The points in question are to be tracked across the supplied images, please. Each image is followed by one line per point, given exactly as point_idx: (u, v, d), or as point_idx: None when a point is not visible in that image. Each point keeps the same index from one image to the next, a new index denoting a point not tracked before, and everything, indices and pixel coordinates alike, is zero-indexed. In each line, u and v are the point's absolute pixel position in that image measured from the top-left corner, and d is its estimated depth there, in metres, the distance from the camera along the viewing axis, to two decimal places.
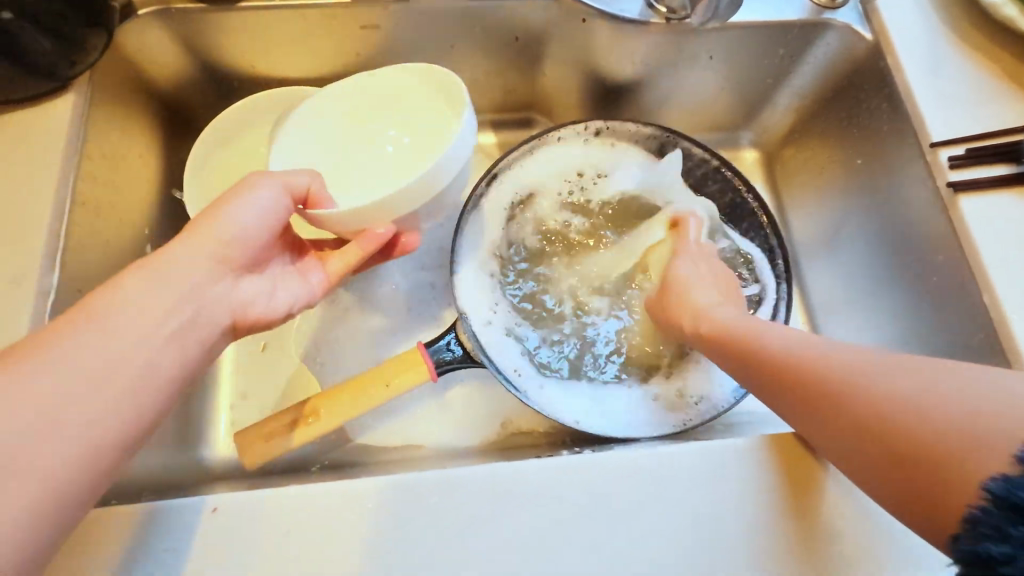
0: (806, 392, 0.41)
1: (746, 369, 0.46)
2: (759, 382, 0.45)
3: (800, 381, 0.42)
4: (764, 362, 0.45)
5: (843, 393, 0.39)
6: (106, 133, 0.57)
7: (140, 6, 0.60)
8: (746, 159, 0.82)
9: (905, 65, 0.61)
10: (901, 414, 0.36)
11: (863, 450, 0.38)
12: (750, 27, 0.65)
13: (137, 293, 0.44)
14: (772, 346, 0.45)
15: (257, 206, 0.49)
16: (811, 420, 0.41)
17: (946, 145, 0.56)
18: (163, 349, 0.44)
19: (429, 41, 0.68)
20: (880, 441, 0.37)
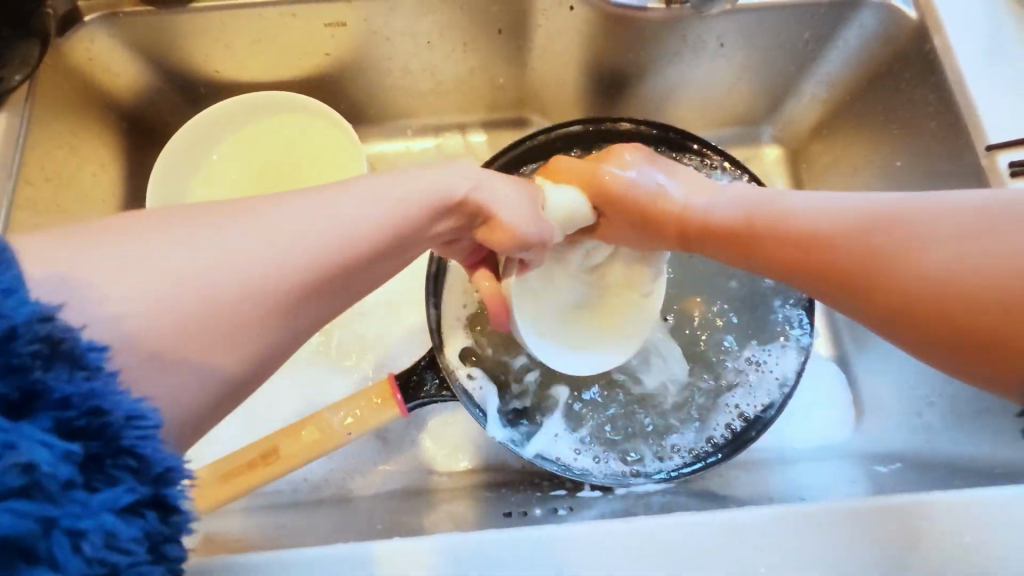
0: (821, 262, 0.43)
1: (775, 260, 0.45)
2: (785, 271, 0.45)
3: (822, 269, 0.43)
4: (776, 248, 0.45)
5: (866, 255, 0.41)
6: (47, 155, 0.54)
7: (83, 13, 0.55)
8: (769, 156, 0.71)
9: (957, 51, 0.51)
10: (910, 265, 0.39)
11: (874, 306, 0.41)
12: (769, 8, 0.56)
13: (373, 184, 0.37)
14: (754, 211, 0.47)
15: (507, 196, 0.45)
16: (825, 290, 0.43)
17: (1007, 148, 0.47)
18: (399, 242, 0.37)
19: (402, 38, 0.62)
20: (879, 298, 0.41)
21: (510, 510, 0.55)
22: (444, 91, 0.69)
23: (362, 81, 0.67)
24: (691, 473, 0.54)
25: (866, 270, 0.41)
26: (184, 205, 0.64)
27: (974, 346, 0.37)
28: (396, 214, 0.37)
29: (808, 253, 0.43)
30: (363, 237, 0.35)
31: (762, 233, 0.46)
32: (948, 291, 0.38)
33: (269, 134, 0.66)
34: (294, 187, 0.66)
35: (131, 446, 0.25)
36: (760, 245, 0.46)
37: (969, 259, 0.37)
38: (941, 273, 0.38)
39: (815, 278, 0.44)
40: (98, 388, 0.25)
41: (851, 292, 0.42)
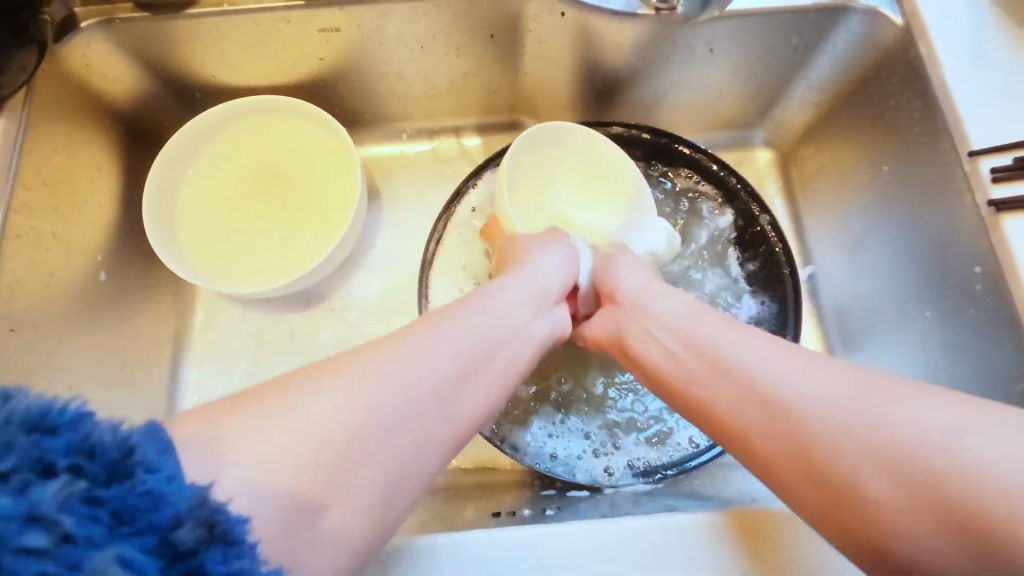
0: (764, 477, 0.37)
1: (713, 422, 0.39)
2: (721, 442, 0.39)
3: (753, 461, 0.37)
4: (724, 415, 0.38)
5: (830, 464, 0.33)
6: (45, 159, 0.55)
7: (81, 19, 0.56)
8: (760, 160, 0.72)
9: (941, 58, 0.52)
10: (870, 489, 0.32)
11: (824, 522, 0.34)
12: (758, 14, 0.57)
13: (465, 316, 0.41)
14: (717, 361, 0.40)
15: (558, 260, 0.50)
16: (765, 471, 0.36)
17: (990, 154, 0.48)
18: (488, 363, 0.40)
19: (395, 43, 0.62)
20: (830, 504, 0.34)
21: (500, 508, 0.56)
22: (438, 95, 0.70)
23: (357, 85, 0.68)
24: (677, 476, 0.54)
25: (828, 474, 0.34)
26: (180, 205, 0.65)
27: (945, 572, 0.30)
28: (491, 335, 0.41)
29: (762, 427, 0.36)
30: (458, 362, 0.38)
31: (719, 384, 0.39)
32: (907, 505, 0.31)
33: (266, 136, 0.67)
34: (289, 189, 0.66)
35: (198, 554, 0.25)
36: (710, 403, 0.39)
37: (948, 475, 0.31)
38: (907, 469, 0.31)
39: (754, 466, 0.37)
40: (150, 498, 0.26)
41: (802, 499, 0.35)
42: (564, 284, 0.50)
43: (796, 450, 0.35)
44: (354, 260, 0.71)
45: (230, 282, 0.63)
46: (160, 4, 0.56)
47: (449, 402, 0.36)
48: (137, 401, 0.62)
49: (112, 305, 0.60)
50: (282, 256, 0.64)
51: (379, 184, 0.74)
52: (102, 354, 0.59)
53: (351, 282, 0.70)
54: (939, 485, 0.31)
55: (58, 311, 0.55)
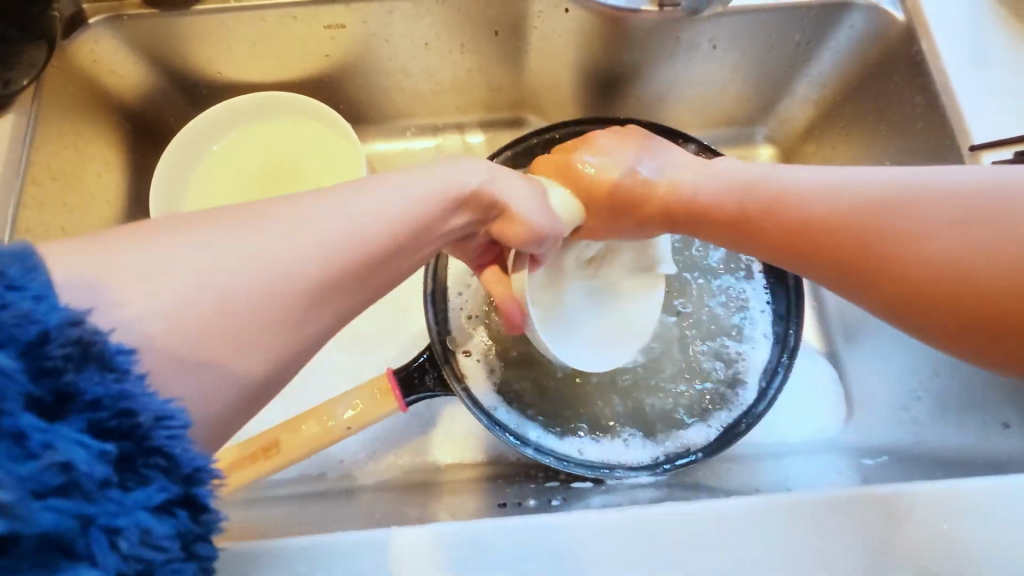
0: (827, 257, 0.45)
1: (750, 235, 0.48)
2: (772, 249, 0.47)
3: (831, 266, 0.45)
4: (774, 226, 0.47)
5: (851, 241, 0.43)
6: (53, 154, 0.55)
7: (89, 15, 0.56)
8: (762, 156, 0.72)
9: (942, 54, 0.52)
10: (899, 251, 0.42)
11: (869, 285, 0.43)
12: (761, 10, 0.57)
13: (399, 180, 0.38)
14: (765, 196, 0.47)
15: (531, 200, 0.47)
16: (844, 267, 0.44)
17: (991, 148, 0.48)
18: (411, 246, 0.38)
19: (400, 40, 0.63)
20: (874, 283, 0.43)
21: (505, 500, 0.57)
22: (442, 92, 0.70)
23: (362, 82, 0.68)
24: (681, 466, 0.55)
25: (864, 249, 0.43)
26: (185, 200, 0.65)
27: (970, 322, 0.40)
28: (408, 214, 0.37)
29: (795, 228, 0.46)
30: (378, 239, 0.35)
31: (766, 212, 0.47)
32: (941, 275, 0.40)
33: (271, 135, 0.68)
34: (294, 185, 0.67)
35: (160, 446, 0.25)
36: (757, 215, 0.47)
37: (931, 246, 0.41)
38: (962, 251, 0.40)
39: (815, 254, 0.45)
40: (128, 389, 0.25)
41: (847, 275, 0.44)
42: (540, 207, 0.47)
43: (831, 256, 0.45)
44: None
45: None
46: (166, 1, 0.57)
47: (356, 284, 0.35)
48: None
49: None
50: None
51: None
52: None
53: None
54: (989, 283, 0.39)
55: None
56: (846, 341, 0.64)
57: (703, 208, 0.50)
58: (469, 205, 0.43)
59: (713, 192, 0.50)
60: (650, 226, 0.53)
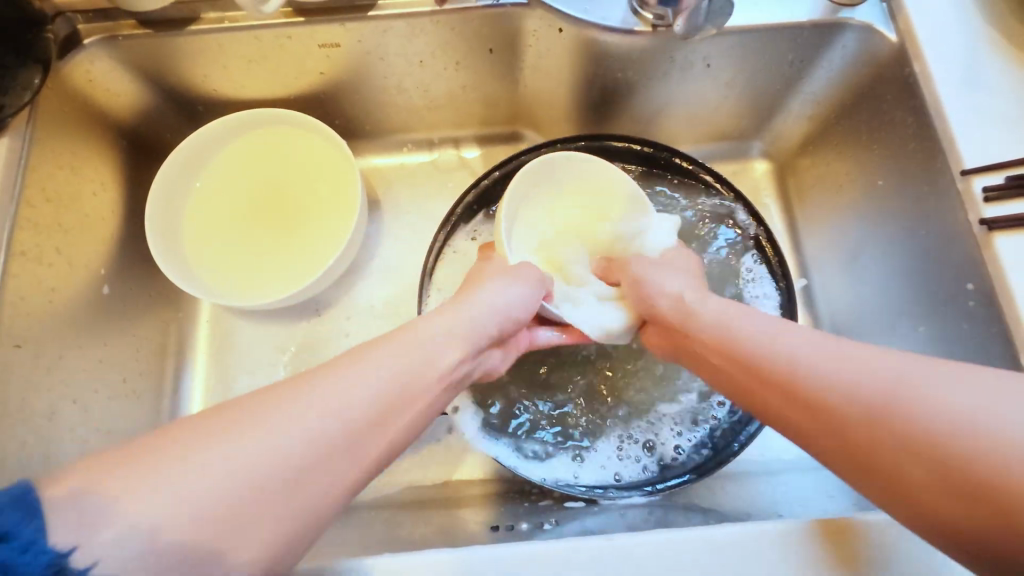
0: (816, 439, 0.38)
1: (753, 386, 0.42)
2: (755, 403, 0.42)
3: (814, 441, 0.39)
4: (794, 392, 0.39)
5: (839, 407, 0.37)
6: (50, 175, 0.56)
7: (85, 36, 0.56)
8: (757, 170, 0.72)
9: (935, 76, 0.52)
10: (887, 433, 0.35)
11: (844, 446, 0.37)
12: (754, 31, 0.57)
13: (397, 348, 0.41)
14: (780, 352, 0.40)
15: (519, 296, 0.49)
16: (822, 432, 0.38)
17: (982, 173, 0.48)
18: (409, 398, 0.40)
19: (395, 58, 0.63)
20: (846, 447, 0.37)
21: (499, 523, 0.58)
22: (437, 107, 0.70)
23: (358, 98, 0.68)
24: (673, 487, 0.55)
25: (850, 416, 0.36)
26: (182, 218, 0.66)
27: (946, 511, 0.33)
28: (391, 393, 0.39)
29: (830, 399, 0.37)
30: (374, 404, 0.38)
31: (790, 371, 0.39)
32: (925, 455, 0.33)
33: (268, 149, 0.68)
34: (290, 201, 0.67)
35: None
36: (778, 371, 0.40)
37: (926, 431, 0.33)
38: (949, 441, 0.33)
39: (814, 441, 0.38)
40: None
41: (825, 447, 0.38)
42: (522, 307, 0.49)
43: (780, 403, 0.40)
44: (354, 272, 0.71)
45: (233, 295, 0.63)
46: (160, 21, 0.57)
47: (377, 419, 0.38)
48: (139, 412, 0.63)
49: (116, 318, 0.61)
50: (283, 270, 0.65)
51: (379, 195, 0.75)
52: (106, 367, 0.59)
53: (352, 292, 0.71)
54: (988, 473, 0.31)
55: (62, 325, 0.56)
56: None
57: (698, 338, 0.46)
58: (462, 340, 0.45)
59: (682, 300, 0.48)
60: (663, 346, 0.51)
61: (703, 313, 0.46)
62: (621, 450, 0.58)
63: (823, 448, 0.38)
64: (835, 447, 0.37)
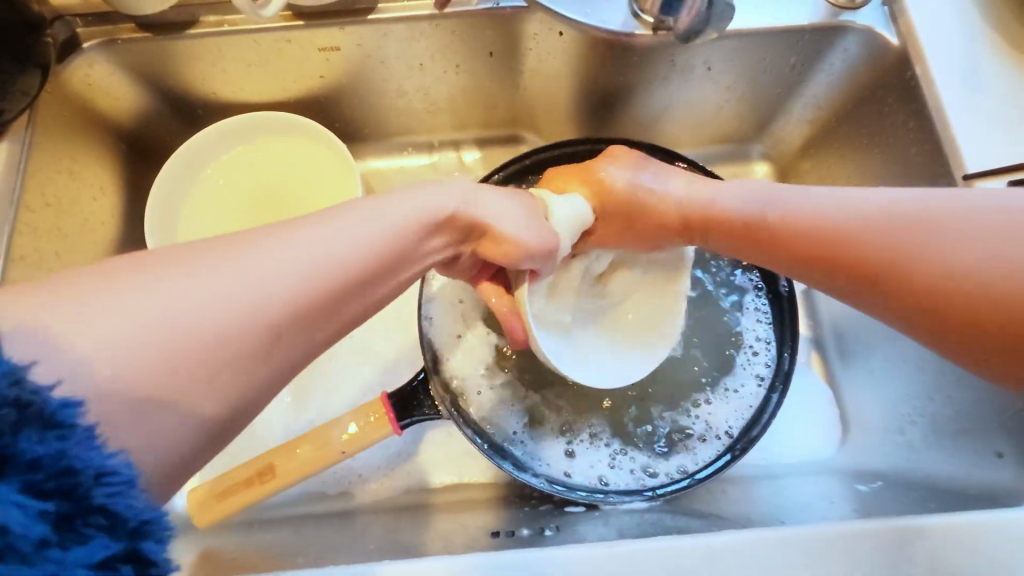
0: (854, 269, 0.44)
1: (785, 251, 0.47)
2: (783, 257, 0.47)
3: (848, 266, 0.44)
4: (825, 241, 0.45)
5: (873, 252, 0.43)
6: (48, 179, 0.56)
7: (84, 39, 0.56)
8: (758, 173, 0.72)
9: (936, 79, 0.52)
10: (925, 263, 0.41)
11: (879, 284, 0.43)
12: (756, 34, 0.57)
13: (359, 211, 0.37)
14: (809, 213, 0.46)
15: (513, 208, 0.46)
16: (860, 281, 0.44)
17: (984, 177, 0.48)
18: (388, 262, 0.37)
19: (395, 61, 0.63)
20: (886, 288, 0.43)
21: (499, 529, 0.56)
22: (437, 110, 0.70)
23: (357, 102, 0.68)
24: (673, 491, 0.54)
25: (884, 259, 0.42)
26: (183, 223, 0.65)
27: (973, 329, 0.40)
28: (385, 241, 0.37)
29: (861, 247, 0.43)
30: (358, 263, 0.35)
31: (820, 231, 0.45)
32: (957, 281, 0.40)
33: (267, 155, 0.68)
34: (289, 206, 0.67)
35: (102, 503, 0.24)
36: (808, 238, 0.45)
37: (957, 261, 0.40)
38: (973, 262, 0.39)
39: (849, 268, 0.44)
40: (68, 448, 0.24)
41: (858, 287, 0.44)
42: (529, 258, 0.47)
43: (827, 278, 0.45)
44: None
45: None
46: (159, 25, 0.57)
47: (346, 297, 0.35)
48: None
49: None
50: None
51: None
52: None
53: None
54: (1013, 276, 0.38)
55: None
56: (842, 361, 0.64)
57: (721, 219, 0.50)
58: (450, 228, 0.42)
59: (686, 202, 0.51)
60: (668, 234, 0.53)
61: (738, 206, 0.49)
62: (622, 454, 0.58)
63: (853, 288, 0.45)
64: (874, 279, 0.43)
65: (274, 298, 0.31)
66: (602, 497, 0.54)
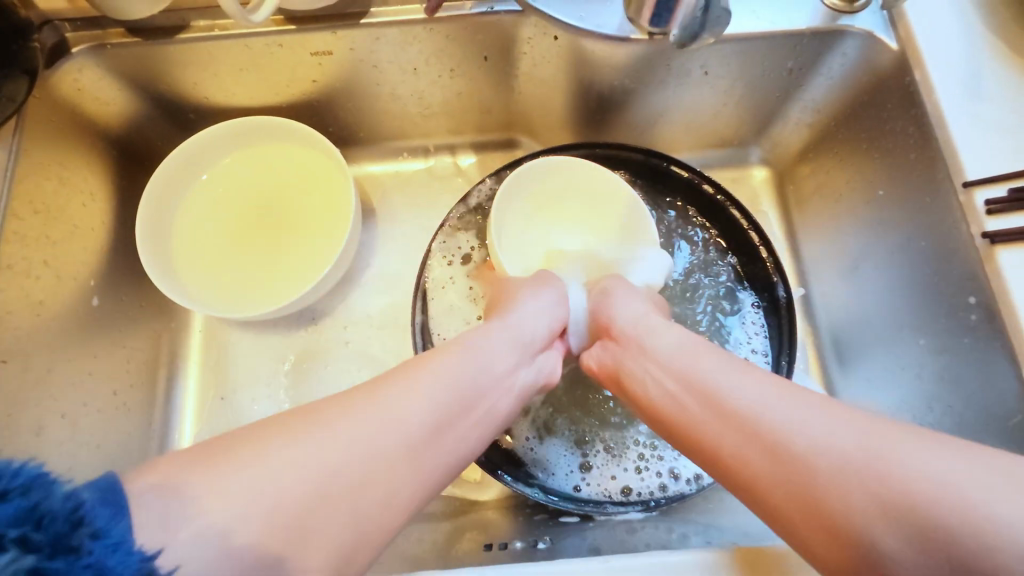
0: (749, 491, 0.36)
1: (690, 447, 0.40)
2: (690, 448, 0.40)
3: (766, 513, 0.35)
4: (771, 498, 0.35)
5: (805, 483, 0.33)
6: (37, 186, 0.55)
7: (73, 44, 0.56)
8: (756, 177, 0.71)
9: (936, 84, 0.52)
10: (833, 500, 0.32)
11: (827, 544, 0.32)
12: (753, 39, 0.56)
13: (434, 370, 0.40)
14: (706, 396, 0.39)
15: (546, 305, 0.51)
16: (758, 500, 0.36)
17: (984, 185, 0.47)
18: (464, 407, 0.40)
19: (390, 65, 0.62)
20: (806, 526, 0.33)
21: (493, 540, 0.56)
22: (432, 115, 0.69)
23: (352, 106, 0.68)
24: (669, 501, 0.54)
25: (827, 502, 0.32)
26: (175, 227, 0.65)
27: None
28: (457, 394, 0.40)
29: (796, 476, 0.34)
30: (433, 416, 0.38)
31: (722, 430, 0.38)
32: (911, 553, 0.30)
33: (260, 156, 0.67)
34: (283, 210, 0.66)
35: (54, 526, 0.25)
36: (711, 431, 0.38)
37: (868, 492, 0.32)
38: (911, 507, 0.30)
39: (779, 522, 0.35)
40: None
41: (797, 520, 0.34)
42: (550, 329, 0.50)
43: (737, 441, 0.37)
44: (349, 281, 0.70)
45: (226, 306, 0.63)
46: (150, 29, 0.56)
47: (442, 437, 0.38)
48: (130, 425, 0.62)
49: (106, 330, 0.60)
50: (276, 279, 0.64)
51: (374, 202, 0.74)
52: (94, 382, 0.58)
53: (346, 302, 0.70)
54: (925, 532, 0.30)
55: (50, 339, 0.55)
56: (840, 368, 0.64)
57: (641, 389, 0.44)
58: (513, 350, 0.46)
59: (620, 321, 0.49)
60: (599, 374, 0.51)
61: (661, 351, 0.44)
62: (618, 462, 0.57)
63: (797, 535, 0.34)
64: (796, 517, 0.34)
65: (380, 451, 0.35)
66: (597, 509, 0.53)
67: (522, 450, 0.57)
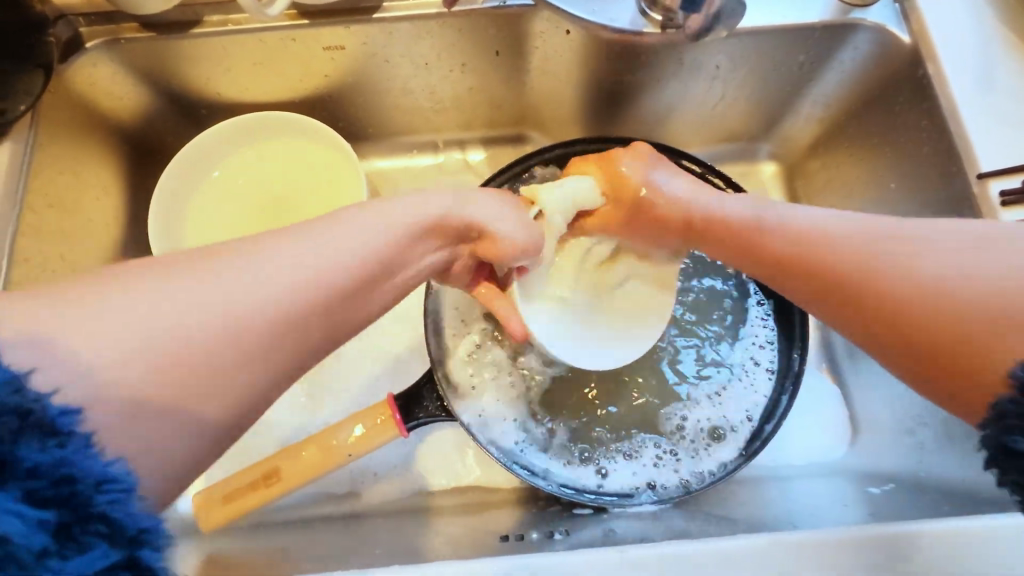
0: (820, 281, 0.43)
1: (762, 260, 0.46)
2: (766, 268, 0.46)
3: (840, 304, 0.42)
4: (832, 278, 0.42)
5: (859, 283, 0.41)
6: (52, 181, 0.55)
7: (87, 39, 0.56)
8: (765, 172, 0.71)
9: (948, 77, 0.52)
10: (896, 295, 0.39)
11: (880, 331, 0.40)
12: (764, 32, 0.57)
13: (363, 225, 0.37)
14: (779, 237, 0.45)
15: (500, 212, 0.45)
16: (838, 311, 0.43)
17: (999, 177, 0.48)
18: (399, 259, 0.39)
19: (401, 60, 0.62)
20: (877, 325, 0.40)
21: (507, 533, 0.56)
22: (442, 110, 0.69)
23: (362, 101, 0.68)
24: (684, 492, 0.54)
25: (878, 300, 0.40)
26: (187, 221, 0.65)
27: (945, 363, 0.37)
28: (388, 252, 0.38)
29: (856, 283, 0.41)
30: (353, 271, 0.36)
31: (793, 255, 0.44)
32: (952, 323, 0.37)
33: (273, 151, 0.67)
34: (296, 205, 0.66)
35: (102, 511, 0.25)
36: (781, 249, 0.45)
37: (929, 288, 0.38)
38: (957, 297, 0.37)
39: (847, 311, 0.42)
40: (68, 456, 0.25)
41: (855, 318, 0.41)
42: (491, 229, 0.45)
43: (820, 266, 0.43)
44: None
45: None
46: (163, 24, 0.56)
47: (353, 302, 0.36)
48: None
49: None
50: None
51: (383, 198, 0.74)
52: None
53: None
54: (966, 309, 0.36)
55: None
56: (851, 362, 0.64)
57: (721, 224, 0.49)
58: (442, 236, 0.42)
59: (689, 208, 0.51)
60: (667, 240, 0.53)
61: (728, 212, 0.49)
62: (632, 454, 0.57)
63: (855, 332, 0.42)
64: (859, 319, 0.41)
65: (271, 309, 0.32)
66: (612, 499, 0.53)
67: (530, 440, 0.57)
